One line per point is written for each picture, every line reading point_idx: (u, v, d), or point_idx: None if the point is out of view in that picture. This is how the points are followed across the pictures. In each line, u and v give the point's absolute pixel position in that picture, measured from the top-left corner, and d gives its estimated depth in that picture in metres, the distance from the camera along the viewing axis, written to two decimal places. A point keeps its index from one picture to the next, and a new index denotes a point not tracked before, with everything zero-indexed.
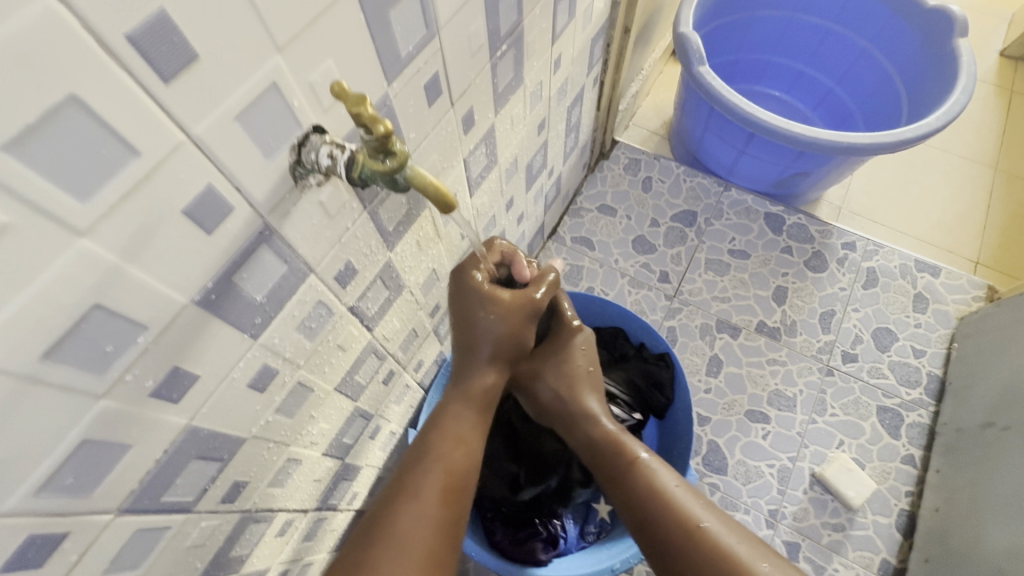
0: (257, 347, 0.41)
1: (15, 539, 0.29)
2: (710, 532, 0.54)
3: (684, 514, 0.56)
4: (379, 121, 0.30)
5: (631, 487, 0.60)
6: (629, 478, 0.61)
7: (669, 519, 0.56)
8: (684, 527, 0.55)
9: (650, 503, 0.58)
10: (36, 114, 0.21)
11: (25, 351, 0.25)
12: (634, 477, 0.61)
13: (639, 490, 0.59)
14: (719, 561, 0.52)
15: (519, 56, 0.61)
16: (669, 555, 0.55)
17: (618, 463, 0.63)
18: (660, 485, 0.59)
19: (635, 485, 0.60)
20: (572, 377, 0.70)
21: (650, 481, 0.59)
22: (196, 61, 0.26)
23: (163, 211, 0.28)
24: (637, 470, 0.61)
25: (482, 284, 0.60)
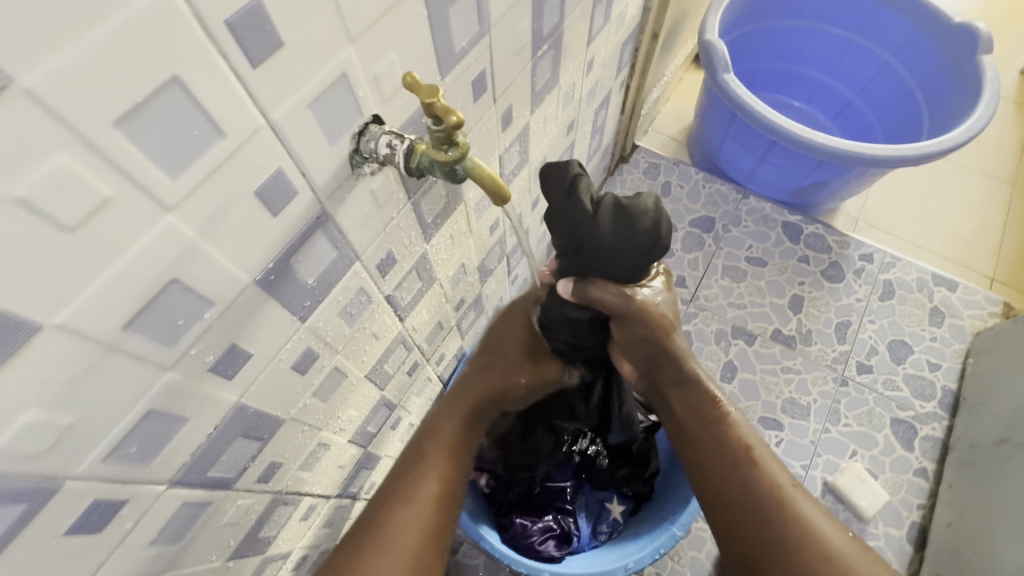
0: (304, 330, 0.42)
1: (81, 503, 0.30)
2: (799, 506, 0.51)
3: (770, 481, 0.52)
4: (451, 112, 0.32)
5: (712, 443, 0.55)
6: (711, 436, 0.56)
7: (753, 481, 0.52)
8: (771, 497, 0.51)
9: (733, 464, 0.54)
10: (143, 93, 0.22)
11: (110, 320, 0.26)
12: (719, 435, 0.55)
13: (722, 448, 0.55)
14: (798, 537, 0.49)
15: (557, 57, 0.62)
16: (742, 518, 0.52)
17: (701, 418, 0.56)
18: (746, 447, 0.54)
19: (717, 444, 0.55)
20: (671, 331, 0.55)
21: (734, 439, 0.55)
22: (281, 48, 0.27)
23: (238, 191, 0.29)
24: (724, 428, 0.55)
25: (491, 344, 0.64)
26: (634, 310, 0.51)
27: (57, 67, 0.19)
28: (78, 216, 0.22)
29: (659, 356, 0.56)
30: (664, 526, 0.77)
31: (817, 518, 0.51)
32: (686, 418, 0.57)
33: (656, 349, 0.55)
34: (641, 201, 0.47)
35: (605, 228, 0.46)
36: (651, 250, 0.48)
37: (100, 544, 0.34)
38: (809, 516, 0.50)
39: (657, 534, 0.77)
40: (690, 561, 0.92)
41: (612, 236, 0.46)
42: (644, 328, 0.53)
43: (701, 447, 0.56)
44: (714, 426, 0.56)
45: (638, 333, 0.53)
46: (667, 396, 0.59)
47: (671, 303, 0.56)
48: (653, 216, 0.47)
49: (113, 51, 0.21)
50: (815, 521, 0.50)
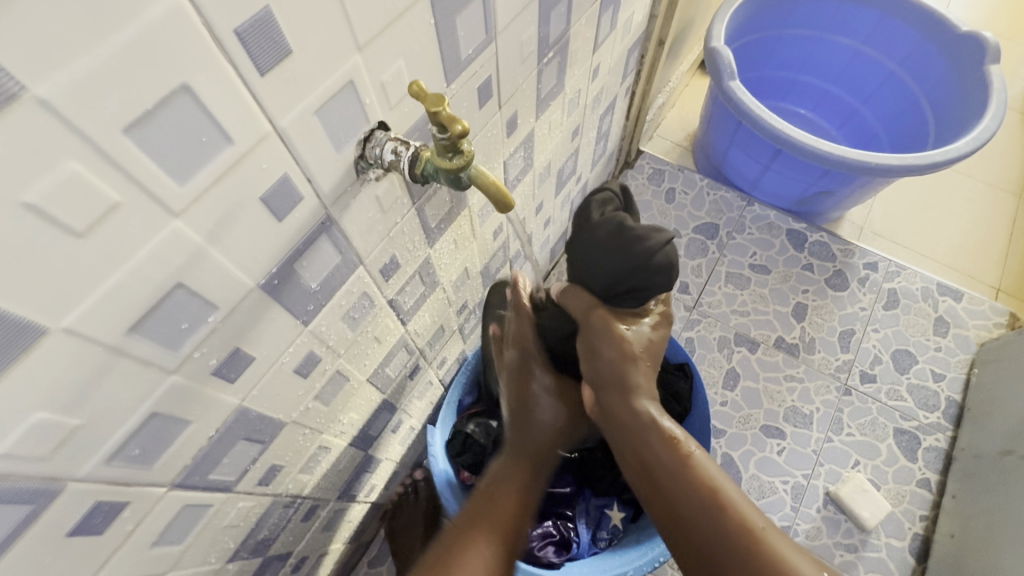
0: (307, 334, 0.42)
1: (84, 504, 0.31)
2: (775, 547, 0.46)
3: (741, 523, 0.47)
4: (456, 121, 0.32)
5: (677, 488, 0.49)
6: (675, 479, 0.49)
7: (726, 528, 0.47)
8: (744, 542, 0.46)
9: (700, 508, 0.48)
10: (153, 101, 0.22)
11: (116, 324, 0.26)
12: (683, 476, 0.49)
13: (688, 493, 0.49)
14: None
15: (563, 64, 0.62)
16: (717, 566, 0.47)
17: (661, 460, 0.50)
18: (712, 487, 0.49)
19: (682, 488, 0.49)
20: (633, 359, 0.53)
21: (700, 482, 0.49)
22: (289, 56, 0.27)
23: (244, 196, 0.29)
24: (687, 469, 0.49)
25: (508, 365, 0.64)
26: (594, 326, 0.54)
27: (70, 76, 0.19)
28: (88, 221, 0.23)
29: (612, 386, 0.53)
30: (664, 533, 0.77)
31: (793, 557, 0.46)
32: (646, 462, 0.51)
33: (613, 378, 0.52)
34: (646, 236, 0.53)
35: (603, 237, 0.54)
36: (632, 272, 0.53)
37: (102, 545, 0.34)
38: (788, 557, 0.46)
39: (656, 542, 0.77)
40: None
41: (606, 246, 0.54)
42: (602, 350, 0.53)
43: (663, 491, 0.50)
44: (677, 467, 0.50)
45: (598, 356, 0.53)
46: (623, 435, 0.52)
47: (644, 334, 0.54)
48: (650, 248, 0.53)
49: (125, 60, 0.21)
50: (795, 564, 0.45)
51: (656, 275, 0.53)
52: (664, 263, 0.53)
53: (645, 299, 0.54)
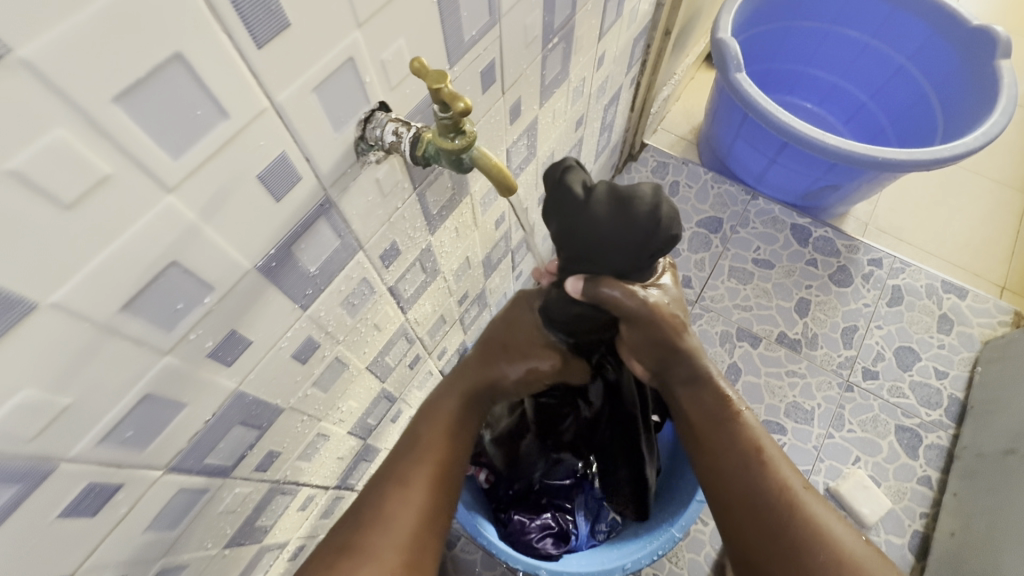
0: (305, 319, 0.42)
1: (75, 486, 0.30)
2: (810, 509, 0.49)
3: (781, 483, 0.50)
4: (458, 98, 0.31)
5: (723, 443, 0.53)
6: (724, 436, 0.53)
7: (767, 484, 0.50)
8: (783, 501, 0.49)
9: (745, 465, 0.51)
10: (144, 69, 0.22)
11: (107, 301, 0.26)
12: (730, 436, 0.53)
13: (733, 450, 0.52)
14: (810, 540, 0.47)
15: (567, 50, 0.61)
16: (755, 519, 0.50)
17: (713, 417, 0.53)
18: (756, 448, 0.52)
19: (728, 445, 0.52)
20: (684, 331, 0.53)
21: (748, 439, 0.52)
22: (287, 29, 0.26)
23: (240, 173, 0.29)
24: (735, 428, 0.53)
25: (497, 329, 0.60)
26: (643, 311, 0.49)
27: (56, 39, 0.19)
28: (77, 193, 0.22)
29: (667, 358, 0.53)
30: (664, 527, 0.77)
31: (828, 520, 0.49)
32: (697, 416, 0.54)
33: (666, 352, 0.53)
34: (640, 189, 0.44)
35: (606, 217, 0.44)
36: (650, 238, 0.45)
37: (95, 528, 0.34)
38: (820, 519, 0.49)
39: (656, 535, 0.77)
40: (689, 563, 0.92)
41: (614, 223, 0.44)
42: (659, 332, 0.51)
43: (711, 447, 0.53)
44: (727, 426, 0.53)
45: (649, 334, 0.51)
46: (678, 395, 0.55)
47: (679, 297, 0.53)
48: (652, 202, 0.44)
49: (114, 25, 0.20)
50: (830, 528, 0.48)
51: (670, 227, 0.45)
52: (670, 207, 0.45)
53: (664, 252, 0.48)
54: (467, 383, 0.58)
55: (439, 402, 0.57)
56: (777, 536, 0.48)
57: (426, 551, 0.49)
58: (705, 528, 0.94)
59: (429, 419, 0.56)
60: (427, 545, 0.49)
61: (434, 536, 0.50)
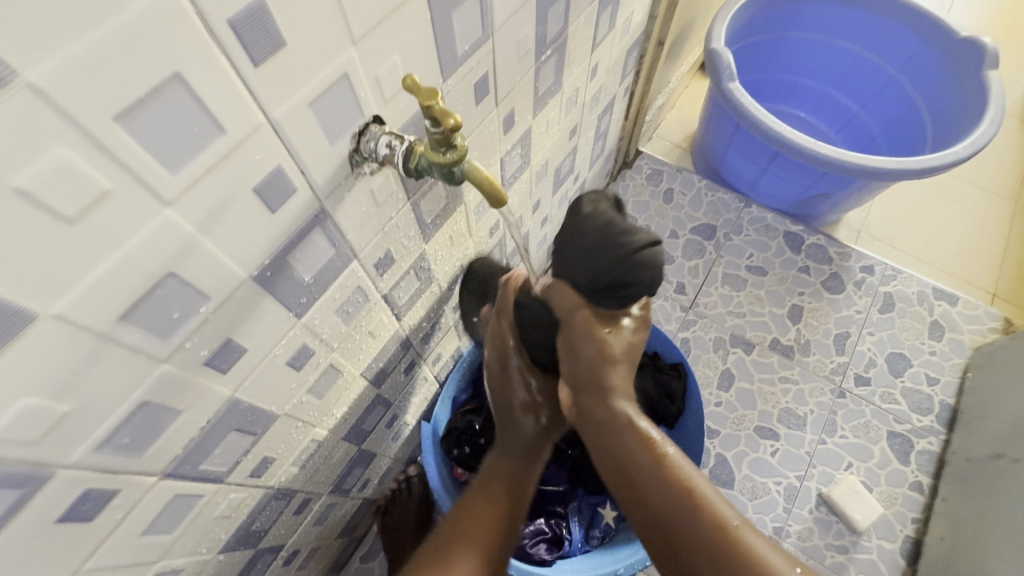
0: (300, 326, 0.42)
1: (73, 491, 0.31)
2: (748, 544, 0.47)
3: (716, 522, 0.48)
4: (448, 115, 0.32)
5: (652, 488, 0.50)
6: (653, 481, 0.51)
7: (700, 525, 0.48)
8: (721, 543, 0.47)
9: (676, 510, 0.49)
10: (145, 89, 0.23)
11: (107, 311, 0.27)
12: (659, 478, 0.51)
13: (664, 495, 0.50)
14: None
15: (561, 62, 0.62)
16: (697, 568, 0.48)
17: (637, 461, 0.52)
18: (687, 488, 0.50)
19: (659, 490, 0.50)
20: (611, 361, 0.53)
21: (674, 480, 0.50)
22: (283, 48, 0.27)
23: (237, 186, 0.30)
24: (662, 470, 0.51)
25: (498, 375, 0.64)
26: (576, 325, 0.52)
27: (63, 62, 0.20)
28: (78, 207, 0.23)
29: (587, 386, 0.54)
30: None
31: (767, 552, 0.47)
32: (621, 464, 0.52)
33: (589, 375, 0.53)
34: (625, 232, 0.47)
35: (590, 231, 0.49)
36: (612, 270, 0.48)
37: (91, 533, 0.35)
38: (759, 550, 0.47)
39: None
40: None
41: (592, 239, 0.48)
42: (582, 348, 0.53)
43: (642, 493, 0.51)
44: (654, 469, 0.51)
45: (577, 353, 0.53)
46: (600, 437, 0.54)
47: (625, 339, 0.54)
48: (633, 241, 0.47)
49: (116, 47, 0.21)
50: (768, 560, 0.46)
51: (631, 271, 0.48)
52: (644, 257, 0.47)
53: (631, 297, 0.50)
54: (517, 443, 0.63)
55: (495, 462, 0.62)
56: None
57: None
58: None
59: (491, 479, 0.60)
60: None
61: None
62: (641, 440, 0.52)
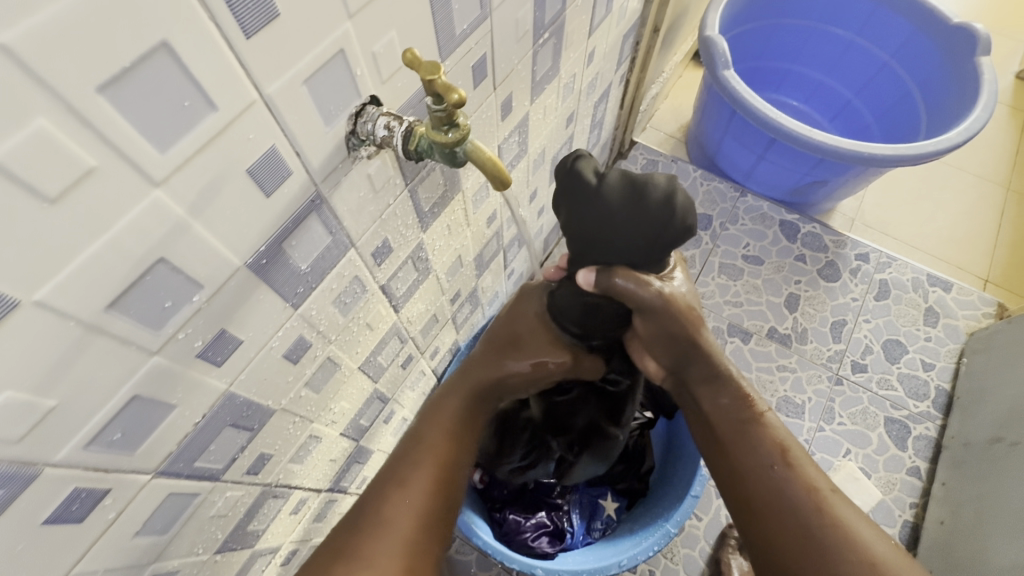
0: (296, 317, 0.41)
1: (61, 490, 0.29)
2: (835, 510, 0.48)
3: (807, 486, 0.49)
4: (453, 90, 0.30)
5: (743, 443, 0.53)
6: (745, 435, 0.53)
7: (788, 483, 0.50)
8: (807, 501, 0.48)
9: (767, 466, 0.51)
10: (130, 58, 0.21)
11: (94, 299, 0.25)
12: (751, 436, 0.53)
13: (754, 450, 0.52)
14: (834, 540, 0.46)
15: (558, 46, 0.61)
16: (778, 526, 0.49)
17: (734, 419, 0.54)
18: (780, 446, 0.52)
19: (752, 446, 0.52)
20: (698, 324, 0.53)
21: (768, 438, 0.52)
22: (276, 19, 0.26)
23: (230, 167, 0.28)
24: (758, 429, 0.53)
25: (496, 352, 0.57)
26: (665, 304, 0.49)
27: (42, 22, 0.18)
28: (61, 186, 0.21)
29: (688, 350, 0.54)
30: (659, 523, 0.77)
31: (857, 524, 0.47)
32: (717, 417, 0.55)
33: (687, 346, 0.54)
34: (655, 177, 0.44)
35: (618, 199, 0.43)
36: (669, 230, 0.44)
37: (81, 535, 0.33)
38: (847, 519, 0.47)
39: (652, 531, 0.76)
40: (683, 559, 0.92)
41: (624, 205, 0.43)
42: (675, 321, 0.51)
43: (731, 446, 0.53)
44: (749, 425, 0.53)
45: (665, 327, 0.51)
46: (694, 394, 0.57)
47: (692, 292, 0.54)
48: (667, 189, 0.43)
49: (100, 11, 0.19)
50: (854, 527, 0.47)
51: (685, 217, 0.44)
52: (684, 197, 0.44)
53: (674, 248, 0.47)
54: (473, 381, 0.57)
55: (443, 399, 0.57)
56: (799, 542, 0.47)
57: (422, 564, 0.48)
58: (699, 523, 0.95)
59: (432, 420, 0.55)
60: (425, 550, 0.48)
61: (431, 544, 0.49)
62: (738, 399, 0.55)
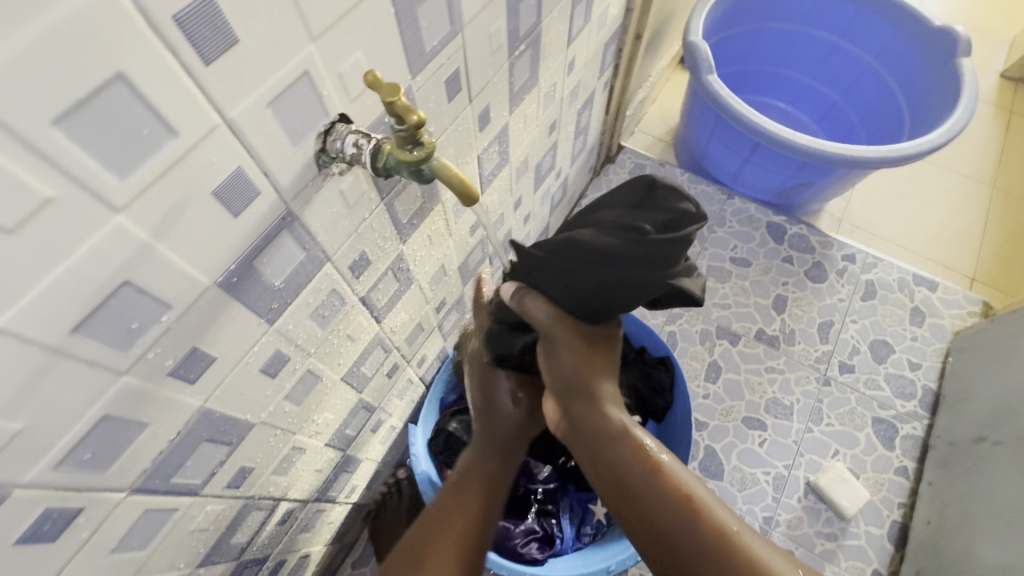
0: (273, 332, 0.41)
1: (32, 511, 0.30)
2: (748, 548, 0.44)
3: (716, 527, 0.44)
4: (412, 111, 0.31)
5: (650, 501, 0.46)
6: (651, 489, 0.46)
7: (702, 539, 0.44)
8: (720, 552, 0.43)
9: (675, 521, 0.45)
10: (84, 91, 0.22)
11: (57, 324, 0.26)
12: (656, 489, 0.46)
13: (663, 506, 0.45)
14: None
15: (536, 56, 0.62)
16: None
17: (631, 472, 0.47)
18: (685, 495, 0.46)
19: (656, 501, 0.46)
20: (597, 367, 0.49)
21: (675, 487, 0.46)
22: (236, 45, 0.26)
23: (194, 191, 0.29)
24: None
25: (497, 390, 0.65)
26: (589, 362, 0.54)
27: None
28: (18, 217, 0.22)
29: (575, 392, 0.48)
30: None
31: (767, 555, 0.44)
32: (622, 476, 0.47)
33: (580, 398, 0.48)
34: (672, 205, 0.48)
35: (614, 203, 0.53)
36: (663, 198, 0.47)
37: (57, 554, 0.33)
38: (761, 556, 0.44)
39: None
40: None
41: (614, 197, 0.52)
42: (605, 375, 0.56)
43: (641, 505, 0.46)
44: (653, 478, 0.46)
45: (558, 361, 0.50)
46: (587, 446, 0.49)
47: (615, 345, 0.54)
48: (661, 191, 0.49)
49: (51, 48, 0.20)
50: (772, 564, 0.44)
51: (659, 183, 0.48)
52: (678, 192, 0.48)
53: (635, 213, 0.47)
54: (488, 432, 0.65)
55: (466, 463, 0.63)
56: None
57: None
58: None
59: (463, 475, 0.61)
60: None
61: None
62: (634, 448, 0.47)
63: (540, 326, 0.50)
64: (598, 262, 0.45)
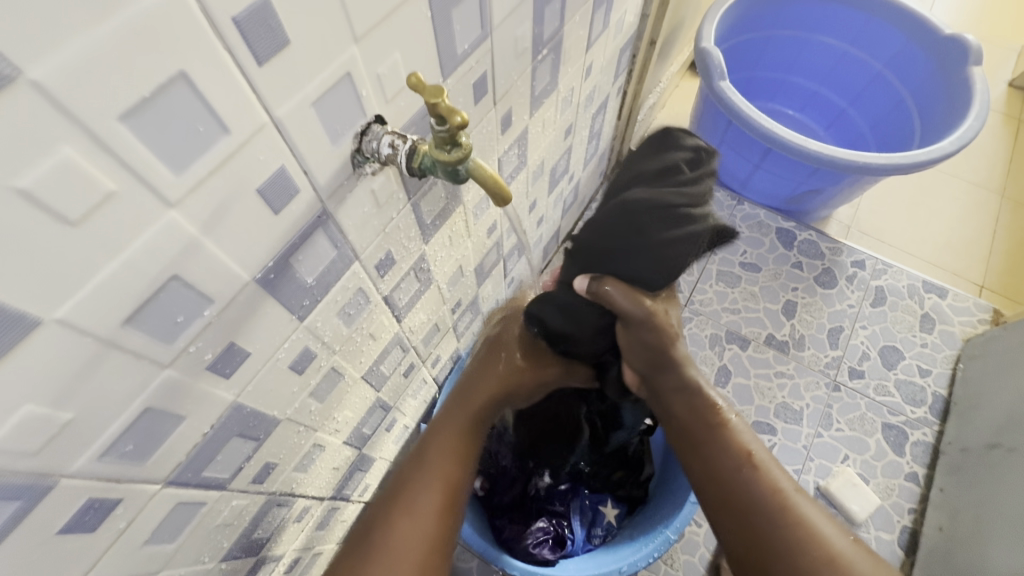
0: (302, 329, 0.42)
1: (75, 501, 0.30)
2: (800, 510, 0.56)
3: (772, 485, 0.57)
4: (456, 112, 0.32)
5: (718, 449, 0.60)
6: (717, 439, 0.60)
7: (761, 488, 0.57)
8: (776, 501, 0.56)
9: (740, 468, 0.58)
10: (149, 88, 0.22)
11: (109, 316, 0.26)
12: (723, 441, 0.60)
13: (726, 453, 0.59)
14: (804, 538, 0.55)
15: (557, 60, 0.62)
16: (755, 526, 0.56)
17: (705, 424, 0.61)
18: (747, 451, 0.59)
19: (724, 447, 0.59)
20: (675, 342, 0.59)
21: (741, 442, 0.60)
22: (286, 46, 0.27)
23: (240, 188, 0.29)
24: (729, 435, 0.60)
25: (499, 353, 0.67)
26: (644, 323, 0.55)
27: (69, 59, 0.19)
28: (81, 210, 0.22)
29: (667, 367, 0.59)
30: (659, 529, 0.78)
31: (815, 518, 0.56)
32: (695, 425, 0.61)
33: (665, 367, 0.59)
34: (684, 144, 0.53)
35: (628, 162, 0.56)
36: (668, 146, 0.54)
37: (94, 544, 0.34)
38: (808, 517, 0.56)
39: (652, 537, 0.77)
40: (683, 565, 0.92)
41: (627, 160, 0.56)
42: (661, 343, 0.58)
43: (709, 449, 0.60)
44: (718, 429, 0.60)
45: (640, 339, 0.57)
46: (672, 403, 0.62)
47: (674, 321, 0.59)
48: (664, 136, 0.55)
49: (122, 47, 0.21)
50: (815, 524, 0.56)
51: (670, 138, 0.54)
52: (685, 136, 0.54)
53: (667, 173, 0.51)
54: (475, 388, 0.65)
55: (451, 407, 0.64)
56: (776, 538, 0.55)
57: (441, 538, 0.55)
58: (699, 529, 0.95)
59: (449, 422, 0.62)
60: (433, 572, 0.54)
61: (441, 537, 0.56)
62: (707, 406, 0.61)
63: (622, 308, 0.53)
64: (654, 212, 0.49)
